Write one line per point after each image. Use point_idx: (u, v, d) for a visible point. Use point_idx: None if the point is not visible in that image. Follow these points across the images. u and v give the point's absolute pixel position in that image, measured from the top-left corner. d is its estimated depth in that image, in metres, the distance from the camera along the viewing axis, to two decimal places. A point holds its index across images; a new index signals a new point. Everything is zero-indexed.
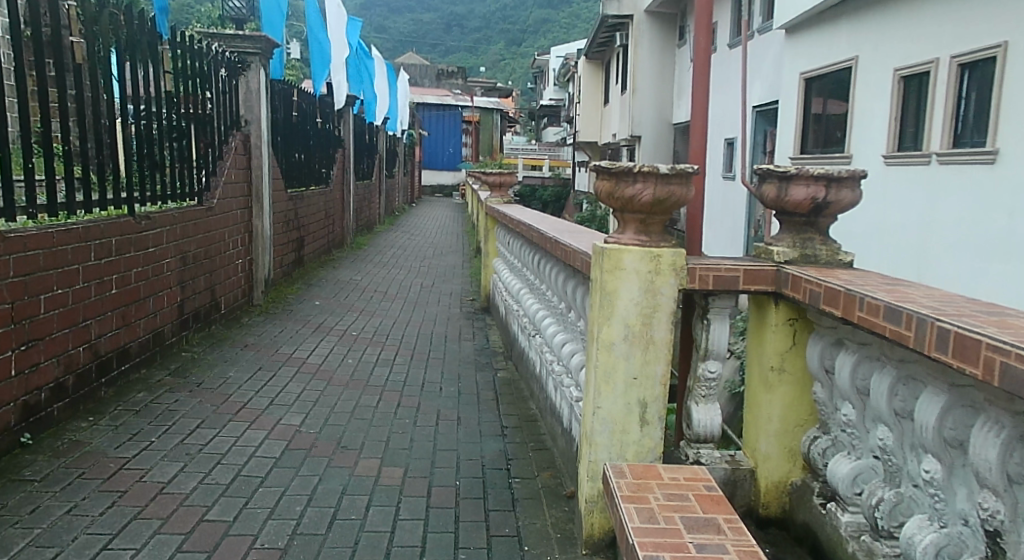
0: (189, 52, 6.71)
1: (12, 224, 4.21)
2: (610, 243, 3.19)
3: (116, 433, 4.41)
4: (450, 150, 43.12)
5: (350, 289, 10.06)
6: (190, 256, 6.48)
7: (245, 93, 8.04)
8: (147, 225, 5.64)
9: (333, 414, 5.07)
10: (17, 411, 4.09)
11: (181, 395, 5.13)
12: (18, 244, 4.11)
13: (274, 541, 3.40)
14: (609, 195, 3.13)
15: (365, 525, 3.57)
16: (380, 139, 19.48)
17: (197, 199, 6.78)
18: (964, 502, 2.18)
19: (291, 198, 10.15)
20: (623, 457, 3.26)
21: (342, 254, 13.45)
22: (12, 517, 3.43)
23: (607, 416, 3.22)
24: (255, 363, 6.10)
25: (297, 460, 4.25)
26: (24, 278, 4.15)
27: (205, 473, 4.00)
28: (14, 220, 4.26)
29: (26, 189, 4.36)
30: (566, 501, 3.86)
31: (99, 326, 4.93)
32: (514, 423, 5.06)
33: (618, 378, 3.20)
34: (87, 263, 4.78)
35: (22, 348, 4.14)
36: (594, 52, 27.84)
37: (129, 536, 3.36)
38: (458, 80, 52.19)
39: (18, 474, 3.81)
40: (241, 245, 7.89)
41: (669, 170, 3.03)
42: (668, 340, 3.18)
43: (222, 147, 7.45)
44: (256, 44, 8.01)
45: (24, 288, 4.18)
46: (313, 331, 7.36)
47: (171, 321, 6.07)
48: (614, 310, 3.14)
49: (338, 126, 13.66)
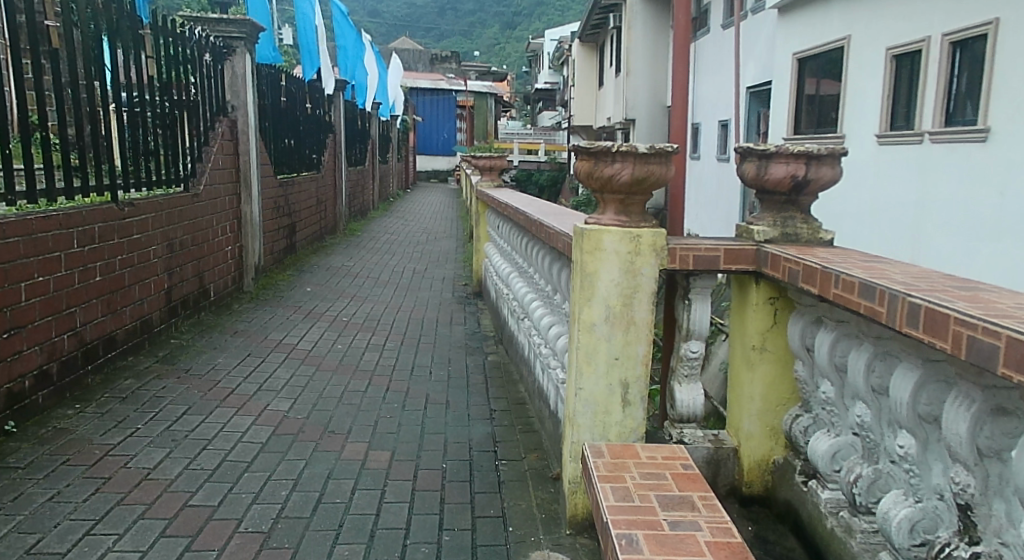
0: (171, 36, 6.65)
1: None
2: (590, 224, 3.17)
3: (102, 421, 4.40)
4: (445, 135, 43.06)
5: (343, 275, 10.05)
6: (177, 243, 6.46)
7: (231, 79, 8.00)
8: (131, 212, 5.61)
9: (321, 399, 5.07)
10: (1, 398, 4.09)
11: (168, 382, 5.12)
12: None
13: (259, 525, 3.40)
14: (587, 175, 3.12)
15: (351, 508, 3.58)
16: (373, 124, 19.40)
17: (183, 185, 6.75)
18: (938, 477, 2.18)
19: (281, 184, 10.10)
20: (605, 438, 3.26)
21: (335, 240, 13.42)
22: None
23: (589, 397, 3.22)
24: (244, 349, 6.09)
25: (284, 445, 4.26)
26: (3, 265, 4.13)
27: (190, 458, 4.00)
28: None
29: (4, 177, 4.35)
30: (552, 483, 3.87)
31: (84, 313, 4.92)
32: (502, 407, 5.06)
33: (599, 358, 3.20)
34: (69, 250, 4.77)
35: (4, 335, 4.14)
36: (588, 34, 27.64)
37: (112, 521, 3.36)
38: (452, 65, 51.94)
39: (2, 462, 3.81)
40: (230, 232, 7.87)
41: (648, 150, 3.02)
42: (649, 321, 3.17)
43: (208, 133, 7.41)
44: (242, 28, 7.92)
45: (4, 275, 4.17)
46: (304, 317, 7.36)
47: (159, 309, 6.06)
48: (594, 291, 3.13)
49: (328, 112, 13.59)
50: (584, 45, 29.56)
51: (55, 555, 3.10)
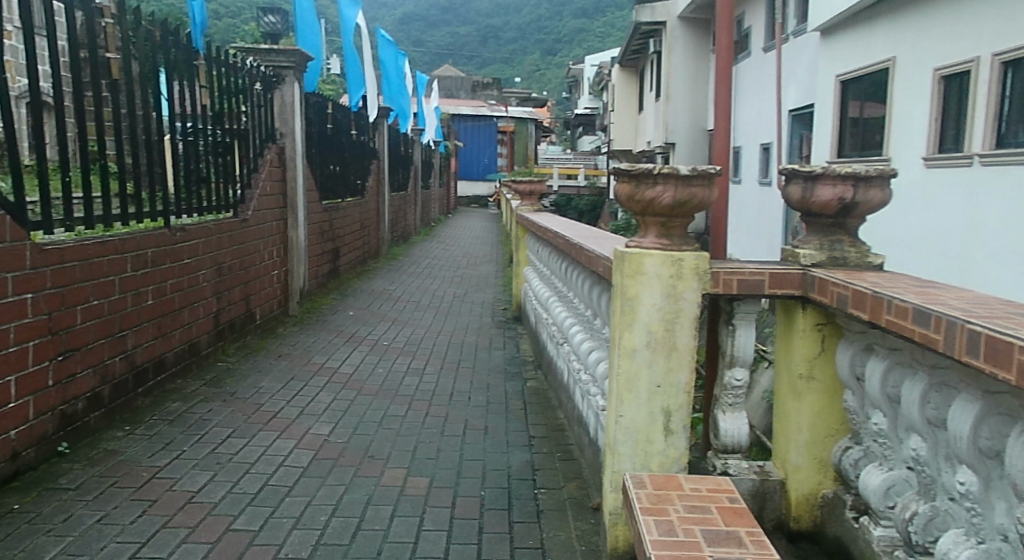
0: (224, 66, 6.74)
1: (52, 238, 4.28)
2: (631, 247, 3.11)
3: (150, 442, 4.43)
4: (486, 160, 43.28)
5: (383, 299, 10.05)
6: (226, 267, 6.53)
7: (281, 108, 8.12)
8: (183, 238, 5.68)
9: (362, 423, 5.04)
10: (54, 420, 4.14)
11: (215, 405, 5.14)
12: (57, 257, 4.18)
13: (298, 551, 3.36)
14: (629, 198, 3.07)
15: (389, 536, 3.52)
16: (415, 150, 19.57)
17: (232, 211, 6.83)
18: (1002, 517, 2.06)
19: (325, 209, 10.15)
20: (646, 468, 3.17)
21: (376, 265, 13.48)
22: (47, 524, 3.47)
23: (630, 424, 3.14)
24: (287, 373, 6.09)
25: (325, 470, 4.23)
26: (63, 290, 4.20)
27: (234, 482, 3.99)
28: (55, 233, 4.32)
29: (63, 204, 4.45)
30: (592, 514, 3.78)
31: (136, 336, 4.98)
32: (542, 433, 4.98)
33: (640, 386, 3.12)
34: (123, 274, 4.84)
35: (60, 358, 4.19)
36: (628, 59, 27.62)
37: (156, 544, 3.35)
38: (493, 91, 52.02)
39: (55, 483, 3.85)
40: (276, 256, 7.93)
41: (690, 172, 2.96)
42: (692, 348, 3.09)
43: (257, 160, 7.50)
44: (291, 57, 8.08)
45: (62, 299, 4.23)
46: (346, 341, 7.37)
47: (206, 332, 6.10)
48: (636, 316, 3.06)
49: (371, 138, 13.70)
50: (622, 69, 29.56)
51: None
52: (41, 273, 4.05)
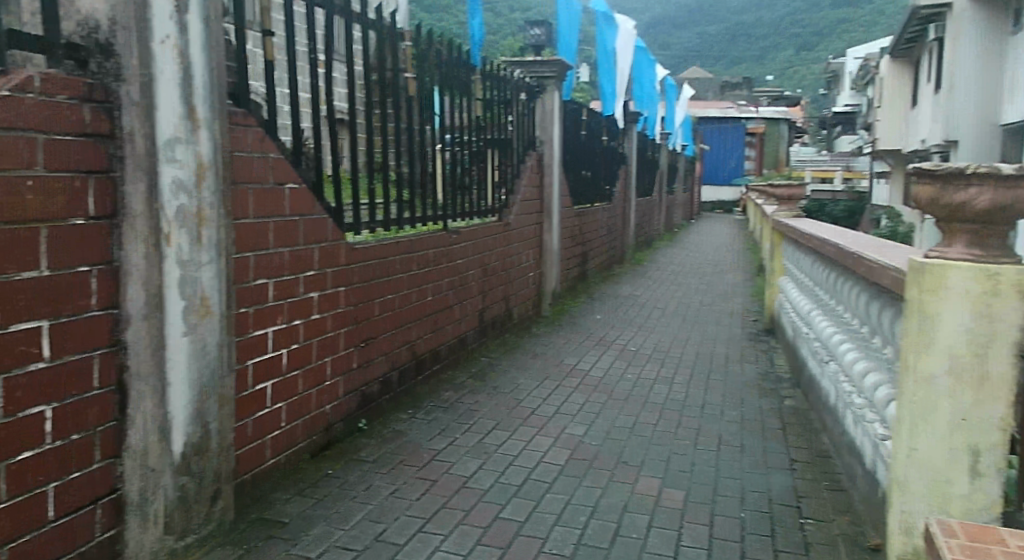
0: (495, 79, 6.96)
1: (359, 240, 4.70)
2: (933, 258, 2.70)
3: (429, 426, 4.69)
4: (733, 163, 41.71)
5: (631, 305, 9.88)
6: (491, 267, 6.74)
7: (542, 116, 8.23)
8: (455, 240, 5.97)
9: (615, 428, 4.91)
10: (356, 398, 4.59)
11: (480, 397, 5.27)
12: (361, 256, 4.62)
13: (561, 547, 3.34)
14: (932, 202, 2.63)
15: (647, 547, 3.36)
16: (663, 154, 19.24)
17: (498, 215, 7.05)
18: None
19: (576, 214, 10.17)
20: (945, 513, 2.74)
21: (622, 270, 13.34)
22: (351, 491, 3.81)
23: (927, 461, 2.73)
24: (542, 372, 6.11)
25: (581, 469, 4.16)
26: (366, 283, 4.65)
27: (500, 471, 4.07)
28: (360, 234, 4.74)
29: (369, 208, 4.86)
30: (869, 553, 3.35)
31: (420, 328, 5.37)
32: (805, 458, 4.56)
33: (939, 419, 2.70)
34: (411, 271, 5.25)
35: (360, 345, 4.63)
36: (901, 49, 25.46)
37: (439, 521, 3.54)
38: (743, 92, 50.26)
39: (355, 454, 4.24)
40: (533, 259, 8.05)
41: (1014, 170, 2.47)
42: (1008, 379, 2.62)
43: (520, 166, 7.67)
44: (554, 67, 8.18)
45: (365, 292, 4.69)
46: (596, 345, 7.29)
47: (473, 328, 6.37)
48: (935, 337, 2.68)
49: (621, 142, 13.60)
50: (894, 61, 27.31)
51: (394, 547, 3.32)
52: (351, 268, 4.51)
